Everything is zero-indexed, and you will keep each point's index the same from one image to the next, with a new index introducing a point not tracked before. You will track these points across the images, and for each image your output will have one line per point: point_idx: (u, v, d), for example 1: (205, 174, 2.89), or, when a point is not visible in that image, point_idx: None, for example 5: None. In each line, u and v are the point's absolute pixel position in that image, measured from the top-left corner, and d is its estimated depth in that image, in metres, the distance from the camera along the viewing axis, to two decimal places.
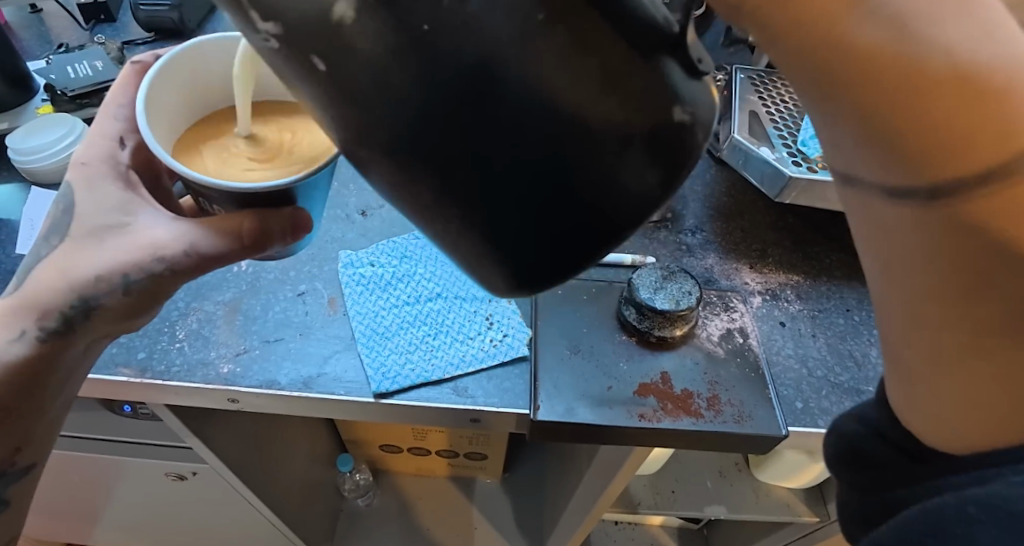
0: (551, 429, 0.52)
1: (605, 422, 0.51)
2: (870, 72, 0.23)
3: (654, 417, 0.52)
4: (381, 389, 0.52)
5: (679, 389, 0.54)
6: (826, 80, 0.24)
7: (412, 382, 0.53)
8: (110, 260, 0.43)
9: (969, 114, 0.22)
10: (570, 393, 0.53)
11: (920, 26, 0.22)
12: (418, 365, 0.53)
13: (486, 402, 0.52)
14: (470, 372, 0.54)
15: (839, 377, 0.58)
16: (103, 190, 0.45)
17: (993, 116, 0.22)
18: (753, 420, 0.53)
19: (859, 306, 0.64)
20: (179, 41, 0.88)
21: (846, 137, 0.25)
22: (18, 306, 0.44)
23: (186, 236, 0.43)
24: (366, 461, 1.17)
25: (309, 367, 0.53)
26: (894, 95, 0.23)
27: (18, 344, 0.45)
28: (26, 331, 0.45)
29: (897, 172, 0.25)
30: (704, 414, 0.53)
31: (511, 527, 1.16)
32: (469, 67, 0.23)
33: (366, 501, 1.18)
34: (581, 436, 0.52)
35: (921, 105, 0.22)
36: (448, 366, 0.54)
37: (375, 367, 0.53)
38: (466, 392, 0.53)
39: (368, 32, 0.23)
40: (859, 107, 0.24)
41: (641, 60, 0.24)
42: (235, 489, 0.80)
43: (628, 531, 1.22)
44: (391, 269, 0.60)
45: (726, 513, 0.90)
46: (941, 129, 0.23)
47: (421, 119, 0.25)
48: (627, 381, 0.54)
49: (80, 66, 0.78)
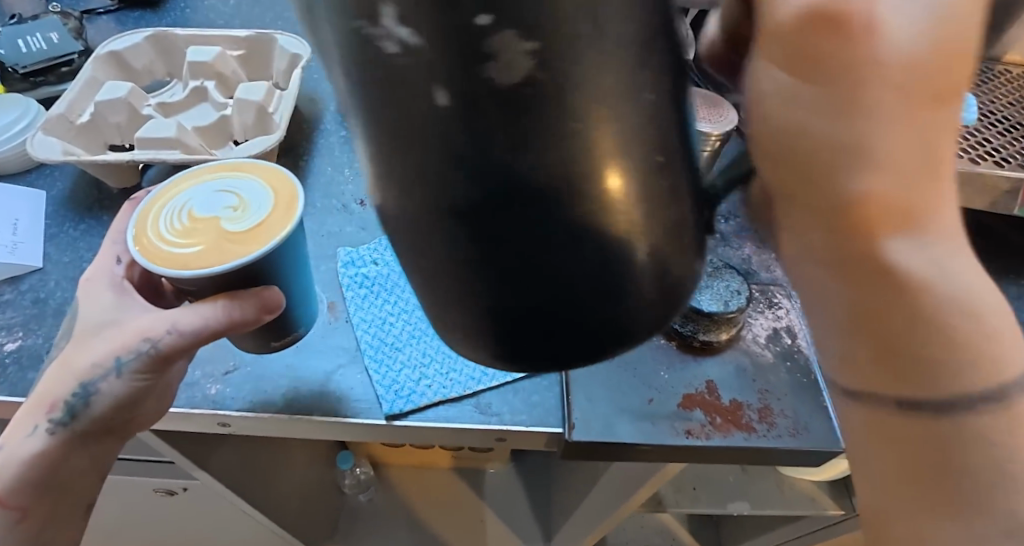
0: (587, 450, 0.46)
1: (650, 439, 0.45)
2: (887, 303, 0.22)
3: (702, 434, 0.46)
4: (394, 410, 0.45)
5: (728, 400, 0.48)
6: (848, 290, 0.22)
7: (429, 400, 0.46)
8: (105, 349, 0.39)
9: (963, 346, 0.22)
10: (608, 404, 0.47)
11: (941, 280, 0.22)
12: (434, 380, 0.47)
13: (513, 421, 0.46)
14: (494, 386, 0.47)
15: None
16: (96, 294, 0.41)
17: (979, 346, 0.23)
18: (810, 434, 0.47)
19: None
20: (149, 11, 0.79)
21: (824, 331, 0.24)
22: (31, 404, 0.41)
23: (168, 315, 0.38)
24: (366, 455, 1.12)
25: (313, 387, 0.47)
26: (886, 323, 0.22)
27: (32, 441, 0.40)
28: (37, 426, 0.40)
29: (863, 378, 0.24)
30: (758, 429, 0.47)
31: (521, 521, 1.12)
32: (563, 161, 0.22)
33: (367, 497, 1.14)
34: (621, 455, 0.46)
35: (923, 331, 0.22)
36: (469, 380, 0.47)
37: (386, 384, 0.46)
38: (490, 410, 0.47)
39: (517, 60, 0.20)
40: (864, 318, 0.23)
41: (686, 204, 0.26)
42: (231, 507, 0.75)
43: (638, 518, 1.19)
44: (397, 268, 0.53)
45: (749, 509, 0.86)
46: (936, 349, 0.22)
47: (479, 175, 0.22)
48: (669, 392, 0.48)
49: (33, 40, 0.69)
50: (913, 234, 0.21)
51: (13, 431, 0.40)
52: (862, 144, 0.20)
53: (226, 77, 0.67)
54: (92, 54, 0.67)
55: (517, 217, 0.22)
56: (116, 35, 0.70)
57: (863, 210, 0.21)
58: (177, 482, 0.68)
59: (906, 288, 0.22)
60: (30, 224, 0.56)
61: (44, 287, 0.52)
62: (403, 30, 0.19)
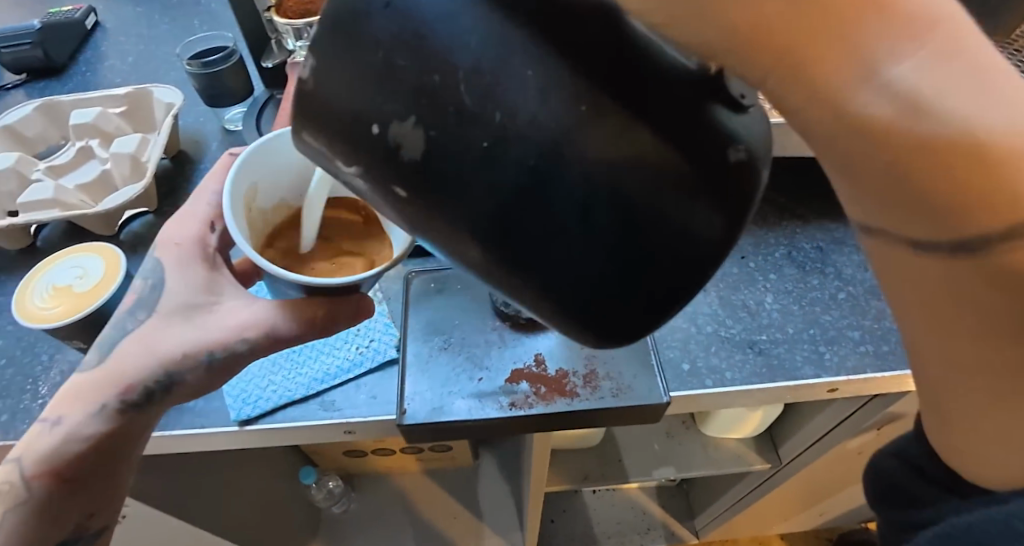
0: (435, 427, 0.70)
1: (487, 415, 0.69)
2: (804, 73, 0.25)
3: (524, 403, 0.70)
4: (244, 417, 0.72)
5: (553, 372, 0.72)
6: (772, 58, 0.25)
7: (276, 404, 0.73)
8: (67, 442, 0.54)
9: (971, 174, 0.25)
10: (440, 390, 0.72)
11: (858, 81, 0.24)
12: (280, 388, 0.74)
13: (349, 414, 0.72)
14: (332, 386, 0.74)
15: (729, 329, 0.78)
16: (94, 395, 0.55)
17: (992, 181, 0.25)
18: (633, 390, 0.71)
19: (750, 254, 0.86)
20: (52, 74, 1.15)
21: (876, 199, 0.28)
22: (100, 386, 0.55)
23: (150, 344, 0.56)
24: (336, 472, 1.60)
25: (171, 421, 0.72)
26: (942, 158, 0.25)
27: (90, 425, 0.54)
28: (103, 406, 0.55)
29: (925, 235, 0.27)
30: (580, 393, 0.71)
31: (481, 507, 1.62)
32: (484, 146, 0.27)
33: (340, 507, 1.60)
34: (463, 434, 0.71)
35: (936, 172, 0.25)
36: (310, 383, 0.74)
37: (238, 398, 0.73)
38: (331, 407, 0.73)
39: (411, 130, 0.28)
40: (876, 141, 0.25)
41: (473, 187, 0.28)
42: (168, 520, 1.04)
43: (606, 497, 1.58)
44: (291, 354, 0.77)
45: (676, 471, 1.21)
46: (944, 181, 0.25)
47: (440, 148, 0.27)
48: (499, 372, 0.73)
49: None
50: (879, 73, 0.24)
51: (75, 410, 0.54)
52: (450, 131, 0.27)
53: (109, 133, 0.98)
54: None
55: (509, 173, 0.27)
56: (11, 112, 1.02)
57: (793, 58, 0.25)
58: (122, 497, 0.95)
59: (823, 88, 0.25)
60: None
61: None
62: (416, 129, 0.27)
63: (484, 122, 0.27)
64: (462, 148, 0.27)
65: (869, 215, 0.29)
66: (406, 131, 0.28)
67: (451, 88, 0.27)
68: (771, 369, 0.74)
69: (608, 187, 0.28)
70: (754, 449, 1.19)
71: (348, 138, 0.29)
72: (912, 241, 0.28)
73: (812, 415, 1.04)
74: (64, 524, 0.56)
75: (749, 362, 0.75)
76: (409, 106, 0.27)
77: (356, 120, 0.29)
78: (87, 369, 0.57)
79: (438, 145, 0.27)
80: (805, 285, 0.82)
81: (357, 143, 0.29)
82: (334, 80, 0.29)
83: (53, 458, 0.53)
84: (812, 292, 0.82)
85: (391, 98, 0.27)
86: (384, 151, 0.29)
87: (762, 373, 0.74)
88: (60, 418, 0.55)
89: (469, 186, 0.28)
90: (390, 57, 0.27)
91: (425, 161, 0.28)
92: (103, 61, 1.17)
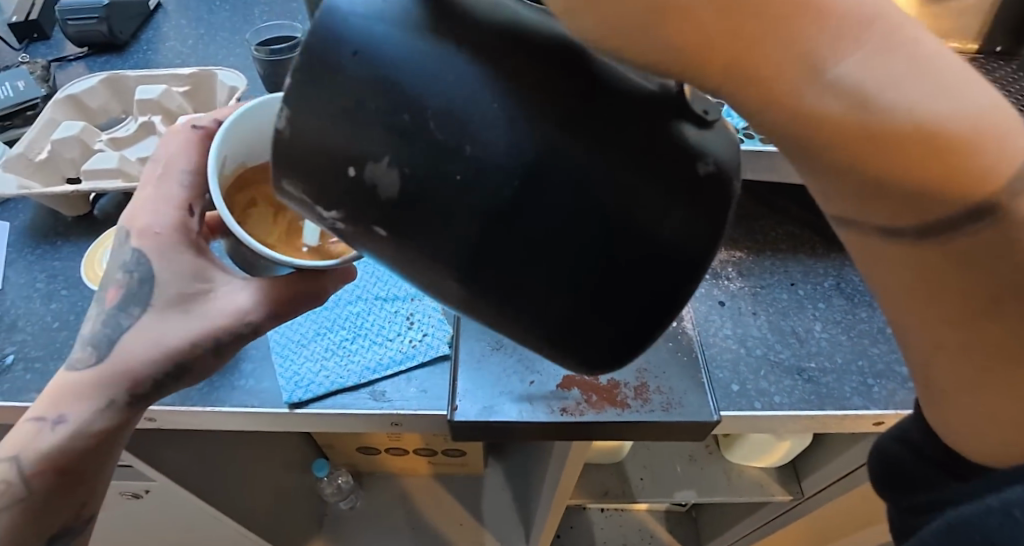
0: (477, 426, 0.77)
1: (538, 418, 0.76)
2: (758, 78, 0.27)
3: (576, 409, 0.77)
4: (294, 400, 0.80)
5: (606, 381, 0.79)
6: (741, 71, 0.27)
7: (326, 389, 0.81)
8: (60, 440, 0.58)
9: (942, 159, 0.26)
10: (492, 391, 0.79)
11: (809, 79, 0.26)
12: (332, 373, 0.82)
13: (399, 405, 0.81)
14: (384, 376, 0.83)
15: (779, 355, 0.86)
16: (84, 395, 0.58)
17: (963, 161, 0.26)
18: (685, 406, 0.78)
19: (800, 280, 0.94)
20: (115, 51, 1.19)
21: (847, 198, 0.30)
22: (98, 383, 0.59)
23: (151, 337, 0.59)
24: (345, 465, 1.61)
25: (225, 398, 0.81)
26: (905, 150, 0.26)
27: (110, 411, 0.59)
28: (114, 400, 0.59)
29: (896, 223, 0.29)
30: (632, 405, 0.77)
31: (488, 512, 1.62)
32: (424, 149, 0.30)
33: (348, 502, 1.61)
34: (509, 436, 0.78)
35: (900, 163, 0.27)
36: (363, 372, 0.83)
37: (290, 379, 0.82)
38: (382, 397, 0.81)
39: (376, 144, 0.31)
40: (833, 159, 0.28)
41: (410, 185, 0.31)
42: (173, 487, 1.06)
43: (616, 516, 1.57)
44: (348, 330, 0.87)
45: (694, 495, 1.25)
46: (922, 173, 0.27)
47: (405, 160, 0.31)
48: (552, 377, 0.80)
49: (50, 49, 1.23)
50: (824, 72, 0.26)
51: (76, 407, 0.58)
52: (405, 130, 0.31)
53: (171, 111, 1.08)
54: (53, 101, 1.08)
55: (477, 184, 0.30)
56: (76, 82, 1.12)
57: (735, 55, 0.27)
58: (146, 464, 0.99)
59: (778, 97, 0.27)
60: None
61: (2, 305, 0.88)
62: (389, 168, 0.31)
63: (477, 160, 0.30)
64: (422, 161, 0.31)
65: (843, 209, 0.31)
66: (382, 171, 0.31)
67: (407, 109, 0.30)
68: (817, 397, 0.82)
69: (594, 184, 0.31)
70: (776, 479, 1.22)
71: (301, 165, 0.33)
72: (883, 230, 0.30)
73: (839, 453, 1.08)
74: (57, 517, 0.61)
75: (795, 389, 0.83)
76: (352, 119, 0.31)
77: (330, 116, 0.31)
78: (77, 368, 0.59)
79: (393, 152, 0.31)
80: (854, 318, 0.90)
81: (317, 155, 0.32)
82: (293, 116, 0.32)
83: (56, 453, 0.58)
84: (861, 324, 0.89)
85: (333, 113, 0.31)
86: (331, 165, 0.32)
87: (806, 400, 0.82)
88: (65, 415, 0.58)
89: (415, 182, 0.31)
90: (349, 89, 0.31)
91: (381, 172, 0.31)
92: (165, 42, 1.23)
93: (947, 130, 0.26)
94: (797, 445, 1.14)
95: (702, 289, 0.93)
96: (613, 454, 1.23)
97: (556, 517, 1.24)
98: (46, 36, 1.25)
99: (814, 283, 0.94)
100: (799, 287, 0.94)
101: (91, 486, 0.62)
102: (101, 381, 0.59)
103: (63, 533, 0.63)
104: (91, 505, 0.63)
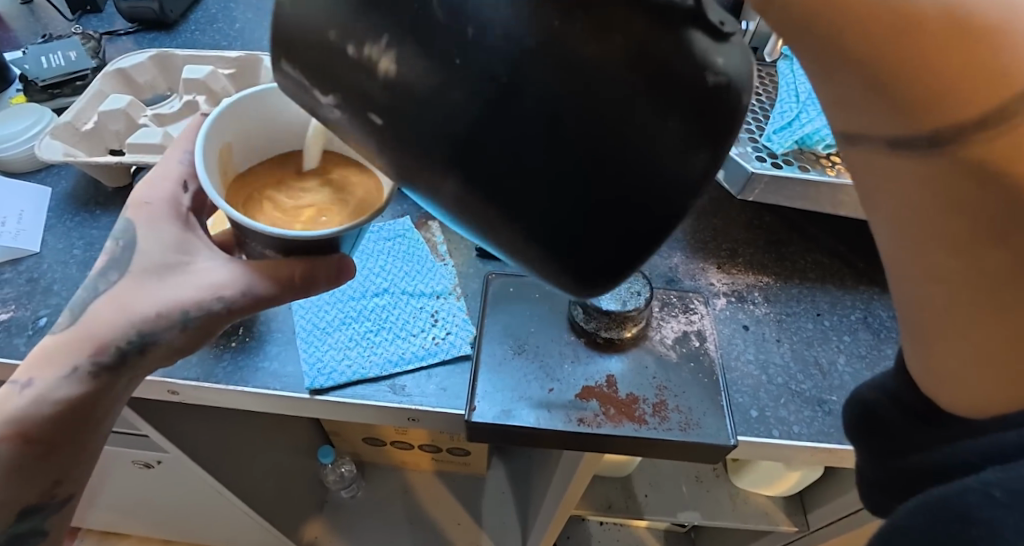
0: (493, 428, 0.77)
1: (555, 425, 0.76)
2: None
3: (592, 420, 0.77)
4: (315, 386, 0.81)
5: (624, 394, 0.79)
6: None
7: (346, 378, 0.82)
8: (30, 403, 0.60)
9: (964, 58, 0.28)
10: (511, 394, 0.79)
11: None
12: (354, 363, 0.83)
13: (418, 400, 0.81)
14: (406, 370, 0.83)
15: (801, 385, 0.85)
16: (57, 360, 0.60)
17: (991, 58, 0.28)
18: (703, 426, 0.77)
19: (827, 310, 0.93)
20: (166, 29, 1.23)
21: (857, 104, 0.32)
22: (71, 349, 0.60)
23: (122, 308, 0.60)
24: (349, 454, 1.62)
25: (248, 378, 0.82)
26: (917, 56, 0.29)
27: (72, 378, 0.60)
28: (77, 368, 0.60)
29: (902, 130, 0.32)
30: (650, 421, 0.77)
31: (487, 515, 1.61)
32: (455, 54, 0.31)
33: (348, 491, 1.62)
34: (526, 442, 0.78)
35: (908, 57, 0.29)
36: (386, 364, 0.84)
37: (311, 366, 0.83)
38: (403, 391, 0.82)
39: (407, 56, 0.32)
40: (849, 56, 0.30)
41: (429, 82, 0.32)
42: (184, 459, 1.09)
43: (613, 531, 1.55)
44: (373, 321, 0.88)
45: (699, 517, 1.23)
46: (938, 79, 0.29)
47: (425, 51, 0.32)
48: (572, 385, 0.80)
49: (100, 23, 1.28)
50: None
51: (46, 372, 0.60)
52: (431, 29, 0.32)
53: (217, 91, 1.11)
54: (103, 72, 1.11)
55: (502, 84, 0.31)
56: (127, 56, 1.15)
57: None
58: (161, 434, 1.01)
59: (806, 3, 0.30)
60: (30, 213, 0.96)
61: (38, 266, 0.92)
62: (393, 52, 0.32)
63: (485, 75, 0.31)
64: (441, 61, 0.32)
65: (860, 120, 0.33)
66: (381, 52, 0.32)
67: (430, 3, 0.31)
68: (839, 430, 0.81)
69: (570, 131, 0.32)
70: (782, 508, 1.21)
71: (311, 53, 0.35)
72: (889, 142, 0.33)
73: (847, 488, 1.05)
74: (27, 494, 0.64)
75: (814, 420, 0.81)
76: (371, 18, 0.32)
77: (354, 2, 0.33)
78: (58, 333, 0.62)
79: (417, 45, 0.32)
80: (879, 354, 0.88)
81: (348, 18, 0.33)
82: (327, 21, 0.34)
83: (26, 417, 0.59)
84: (885, 361, 0.88)
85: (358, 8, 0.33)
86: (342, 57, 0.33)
87: (825, 431, 0.80)
88: (33, 379, 0.60)
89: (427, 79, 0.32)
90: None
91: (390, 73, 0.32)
92: (212, 24, 1.26)
93: (960, 47, 0.28)
94: (807, 477, 1.12)
95: (725, 309, 0.92)
96: (620, 468, 1.21)
97: (555, 527, 1.23)
98: (98, 9, 1.30)
99: (844, 318, 0.92)
100: (827, 319, 0.92)
101: (58, 460, 0.63)
102: (74, 349, 0.60)
103: (36, 509, 0.66)
104: (64, 484, 0.66)
